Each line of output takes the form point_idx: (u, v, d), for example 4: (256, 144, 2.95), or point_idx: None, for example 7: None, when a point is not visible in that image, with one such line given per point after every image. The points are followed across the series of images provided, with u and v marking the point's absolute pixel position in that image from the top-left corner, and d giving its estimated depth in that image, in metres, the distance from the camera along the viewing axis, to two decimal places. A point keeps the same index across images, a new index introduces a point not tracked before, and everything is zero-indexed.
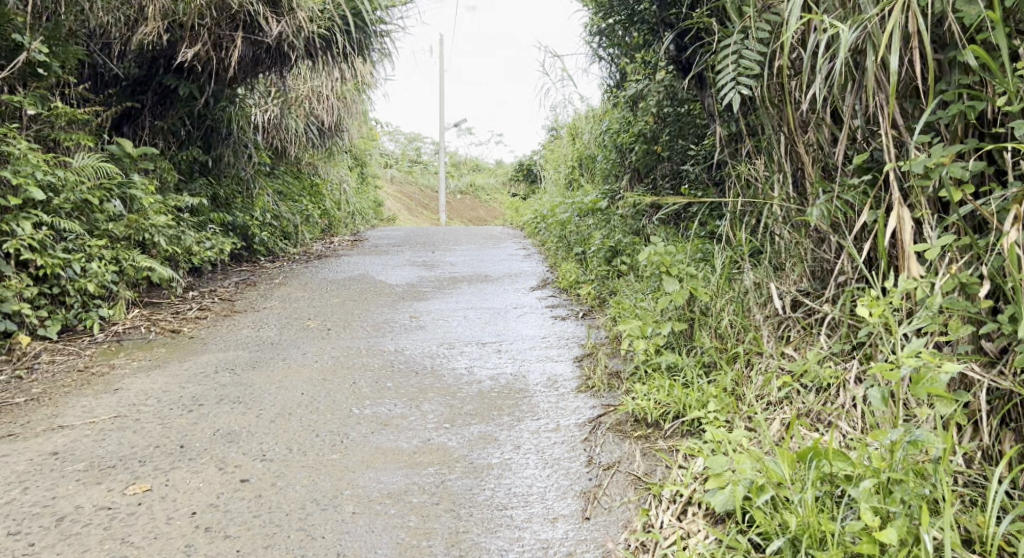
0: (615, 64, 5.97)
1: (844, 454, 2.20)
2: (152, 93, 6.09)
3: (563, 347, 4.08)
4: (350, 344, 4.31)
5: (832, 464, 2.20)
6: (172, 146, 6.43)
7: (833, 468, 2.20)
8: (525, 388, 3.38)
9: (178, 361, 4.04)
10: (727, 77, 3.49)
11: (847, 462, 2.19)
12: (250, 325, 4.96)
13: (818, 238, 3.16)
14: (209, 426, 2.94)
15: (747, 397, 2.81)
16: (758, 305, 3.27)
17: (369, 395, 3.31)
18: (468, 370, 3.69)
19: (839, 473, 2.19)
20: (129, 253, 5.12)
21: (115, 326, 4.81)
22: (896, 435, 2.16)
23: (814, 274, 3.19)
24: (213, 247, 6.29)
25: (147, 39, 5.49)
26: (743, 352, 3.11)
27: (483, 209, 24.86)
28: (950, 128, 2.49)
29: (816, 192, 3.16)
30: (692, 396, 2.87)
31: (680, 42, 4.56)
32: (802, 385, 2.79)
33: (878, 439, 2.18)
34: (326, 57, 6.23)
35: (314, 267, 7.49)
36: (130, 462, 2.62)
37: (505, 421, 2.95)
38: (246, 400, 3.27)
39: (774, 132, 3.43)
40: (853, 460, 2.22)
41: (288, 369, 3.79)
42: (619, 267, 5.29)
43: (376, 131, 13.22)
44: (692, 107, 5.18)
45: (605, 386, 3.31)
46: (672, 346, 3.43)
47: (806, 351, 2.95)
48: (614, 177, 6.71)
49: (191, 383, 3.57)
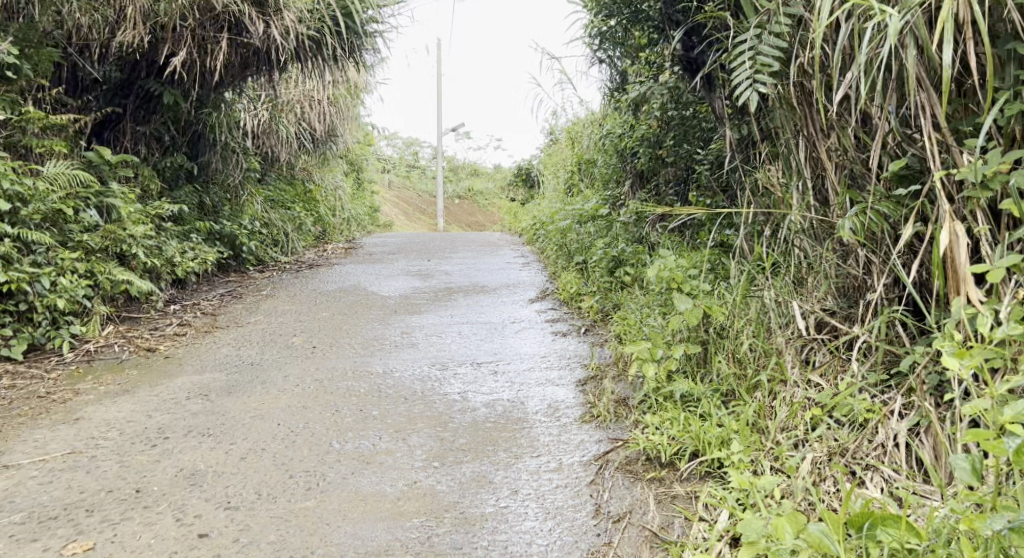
0: (616, 66, 5.69)
1: (915, 528, 1.97)
2: (134, 96, 5.77)
3: (565, 369, 3.77)
4: (336, 365, 4.01)
5: (899, 536, 1.98)
6: (155, 151, 6.11)
7: (897, 540, 1.98)
8: (523, 418, 3.07)
9: (149, 385, 3.72)
10: (742, 75, 3.17)
11: (915, 534, 1.98)
12: (232, 343, 4.65)
13: (844, 252, 2.88)
14: (172, 464, 2.63)
15: (773, 432, 2.52)
16: (780, 327, 2.98)
17: (352, 427, 3.00)
18: (462, 396, 3.39)
19: (904, 547, 1.97)
20: (105, 266, 4.82)
21: (87, 345, 4.50)
22: (999, 523, 1.87)
23: (840, 290, 2.90)
24: (196, 258, 5.98)
25: (126, 42, 5.19)
26: (766, 380, 2.81)
27: (481, 215, 24.58)
28: (1005, 130, 2.32)
29: (843, 201, 2.88)
30: (711, 433, 2.57)
31: (688, 41, 4.28)
32: (834, 419, 2.50)
33: (977, 526, 1.89)
34: (317, 59, 5.95)
35: (305, 276, 7.18)
36: (74, 512, 2.33)
37: (501, 459, 2.66)
38: (216, 433, 2.97)
39: (793, 136, 3.14)
40: (920, 531, 1.99)
41: (266, 395, 3.49)
42: (623, 279, 4.99)
43: (371, 137, 12.92)
44: (698, 109, 4.90)
45: (612, 416, 3.01)
46: (685, 371, 3.13)
47: (836, 379, 2.66)
48: (615, 183, 6.43)
49: (159, 411, 3.26)
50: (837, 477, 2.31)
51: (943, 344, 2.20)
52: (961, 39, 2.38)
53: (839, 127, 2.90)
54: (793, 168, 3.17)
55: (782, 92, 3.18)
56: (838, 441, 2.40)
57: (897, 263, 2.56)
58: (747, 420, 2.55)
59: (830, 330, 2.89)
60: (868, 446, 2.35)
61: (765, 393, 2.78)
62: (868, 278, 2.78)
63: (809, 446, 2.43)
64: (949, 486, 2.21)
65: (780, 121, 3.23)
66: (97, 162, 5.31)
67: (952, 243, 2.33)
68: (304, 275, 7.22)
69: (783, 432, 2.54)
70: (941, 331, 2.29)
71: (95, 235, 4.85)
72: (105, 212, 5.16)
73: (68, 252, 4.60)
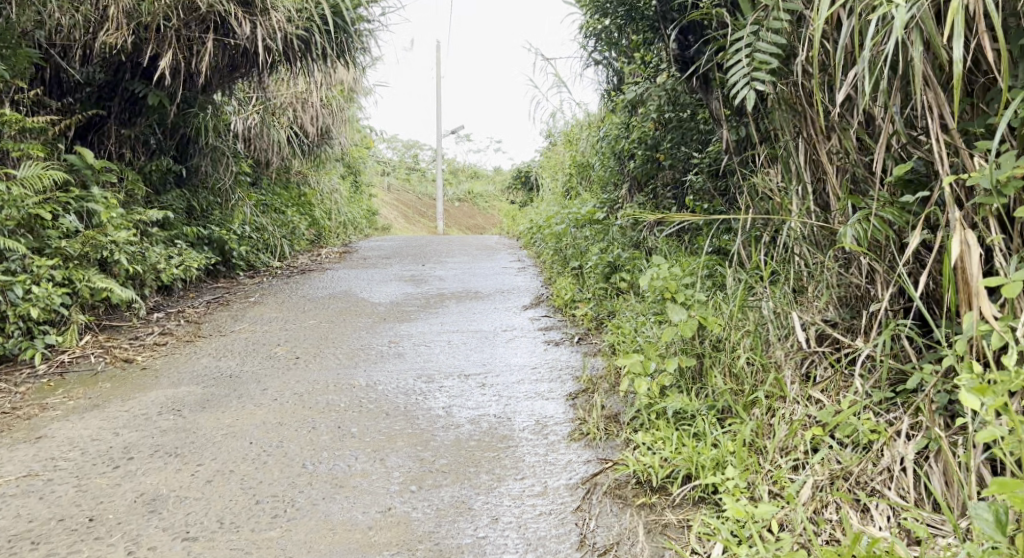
0: (613, 67, 5.54)
1: None
2: (119, 100, 5.59)
3: (556, 381, 3.61)
4: (317, 378, 3.83)
5: None
6: (140, 155, 5.92)
7: None
8: (509, 435, 2.92)
9: (120, 400, 3.56)
10: (739, 73, 3.04)
11: None
12: (213, 354, 4.50)
13: (846, 261, 2.75)
14: (132, 488, 2.51)
15: (771, 453, 2.37)
16: (779, 339, 2.83)
17: (328, 446, 2.85)
18: (446, 411, 3.22)
19: None
20: (84, 273, 4.67)
21: (63, 356, 4.35)
22: None
23: (842, 300, 2.78)
24: (180, 264, 5.80)
25: (108, 43, 5.00)
26: (763, 397, 2.66)
27: (481, 217, 24.41)
28: (1020, 132, 2.16)
29: (845, 206, 2.75)
30: (706, 455, 2.42)
31: (684, 40, 4.19)
32: (836, 439, 2.36)
33: None
34: (305, 60, 5.81)
35: (295, 282, 7.02)
36: (21, 544, 2.26)
37: (482, 482, 2.51)
38: (185, 453, 2.81)
39: (792, 138, 3.03)
40: None
41: (243, 409, 3.33)
42: (618, 285, 4.83)
43: (368, 139, 12.76)
44: (696, 111, 4.74)
45: (602, 433, 2.85)
46: (679, 385, 2.98)
47: (838, 396, 2.52)
48: (613, 187, 6.26)
49: (127, 428, 3.11)
50: (839, 505, 2.17)
51: (964, 375, 2.06)
52: (972, 34, 2.23)
53: (841, 129, 2.76)
54: (792, 171, 3.06)
55: (782, 92, 3.04)
56: (841, 465, 2.25)
57: (904, 275, 2.41)
58: (744, 440, 2.40)
59: (831, 342, 2.76)
60: (874, 470, 2.20)
61: (763, 410, 2.63)
62: (871, 288, 2.65)
63: (809, 470, 2.28)
64: (962, 519, 2.06)
65: (779, 122, 3.10)
66: (78, 166, 5.15)
67: (963, 254, 2.18)
68: (295, 281, 7.06)
69: (781, 453, 2.39)
70: (955, 351, 2.14)
71: (74, 241, 4.69)
72: (85, 217, 5.01)
73: (44, 259, 4.45)
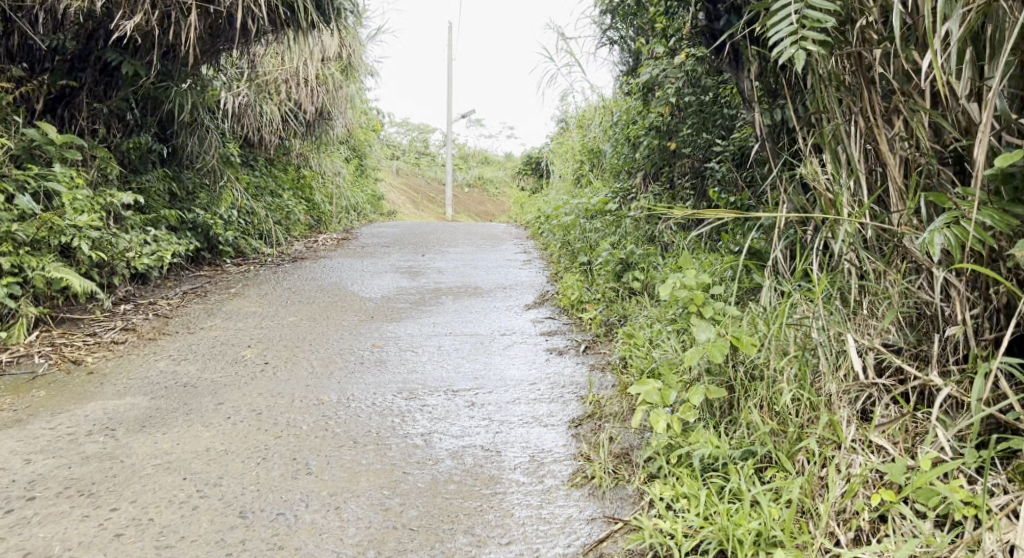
0: (631, 44, 5.02)
1: None
2: (93, 69, 4.93)
3: (557, 401, 3.08)
4: (282, 391, 3.31)
5: None
6: (116, 131, 5.30)
7: None
8: (497, 476, 2.41)
9: (49, 414, 3.05)
10: (783, 30, 2.44)
11: None
12: (173, 356, 3.98)
13: (915, 272, 2.24)
14: (17, 546, 2.12)
15: (825, 521, 1.96)
16: (832, 369, 2.30)
17: (277, 486, 2.35)
18: (425, 440, 2.69)
19: None
20: (37, 260, 4.14)
21: (4, 354, 3.84)
22: None
23: (906, 319, 2.27)
24: (154, 253, 5.21)
25: (75, 9, 4.44)
26: (814, 444, 2.13)
27: (490, 203, 23.79)
28: None
29: (917, 205, 2.24)
30: (743, 528, 1.97)
31: (712, 9, 3.54)
32: (911, 505, 1.95)
33: None
34: (293, 30, 5.22)
35: (285, 270, 6.52)
36: None
37: (457, 548, 2.09)
38: (102, 494, 2.32)
39: (844, 119, 2.49)
40: None
41: (188, 430, 2.82)
42: (632, 285, 4.30)
43: (371, 119, 12.22)
44: (719, 92, 4.20)
45: (610, 479, 2.34)
46: (704, 420, 2.45)
47: (907, 444, 2.06)
48: (627, 175, 5.70)
49: (43, 455, 2.61)
50: None
51: None
52: None
53: (909, 110, 2.26)
54: (843, 161, 2.53)
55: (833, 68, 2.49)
56: (927, 548, 1.85)
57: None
58: (792, 508, 1.96)
59: (893, 374, 2.24)
60: None
61: (812, 460, 2.11)
62: (946, 307, 2.14)
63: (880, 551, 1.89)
64: None
65: (825, 102, 2.54)
66: (39, 142, 4.49)
67: None
68: (284, 270, 6.54)
69: (838, 519, 1.98)
70: None
71: (30, 225, 4.15)
72: (44, 199, 4.44)
73: None
